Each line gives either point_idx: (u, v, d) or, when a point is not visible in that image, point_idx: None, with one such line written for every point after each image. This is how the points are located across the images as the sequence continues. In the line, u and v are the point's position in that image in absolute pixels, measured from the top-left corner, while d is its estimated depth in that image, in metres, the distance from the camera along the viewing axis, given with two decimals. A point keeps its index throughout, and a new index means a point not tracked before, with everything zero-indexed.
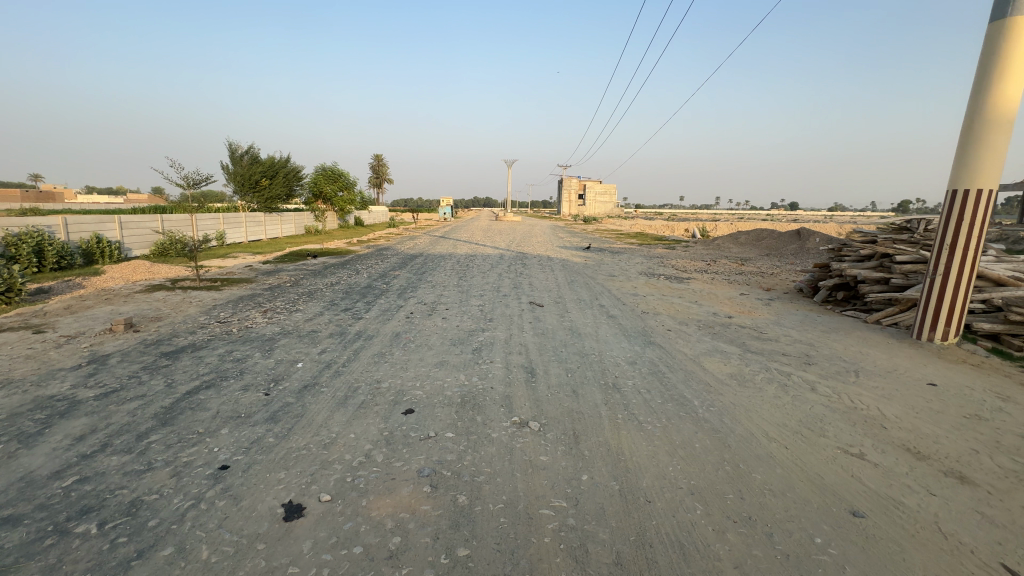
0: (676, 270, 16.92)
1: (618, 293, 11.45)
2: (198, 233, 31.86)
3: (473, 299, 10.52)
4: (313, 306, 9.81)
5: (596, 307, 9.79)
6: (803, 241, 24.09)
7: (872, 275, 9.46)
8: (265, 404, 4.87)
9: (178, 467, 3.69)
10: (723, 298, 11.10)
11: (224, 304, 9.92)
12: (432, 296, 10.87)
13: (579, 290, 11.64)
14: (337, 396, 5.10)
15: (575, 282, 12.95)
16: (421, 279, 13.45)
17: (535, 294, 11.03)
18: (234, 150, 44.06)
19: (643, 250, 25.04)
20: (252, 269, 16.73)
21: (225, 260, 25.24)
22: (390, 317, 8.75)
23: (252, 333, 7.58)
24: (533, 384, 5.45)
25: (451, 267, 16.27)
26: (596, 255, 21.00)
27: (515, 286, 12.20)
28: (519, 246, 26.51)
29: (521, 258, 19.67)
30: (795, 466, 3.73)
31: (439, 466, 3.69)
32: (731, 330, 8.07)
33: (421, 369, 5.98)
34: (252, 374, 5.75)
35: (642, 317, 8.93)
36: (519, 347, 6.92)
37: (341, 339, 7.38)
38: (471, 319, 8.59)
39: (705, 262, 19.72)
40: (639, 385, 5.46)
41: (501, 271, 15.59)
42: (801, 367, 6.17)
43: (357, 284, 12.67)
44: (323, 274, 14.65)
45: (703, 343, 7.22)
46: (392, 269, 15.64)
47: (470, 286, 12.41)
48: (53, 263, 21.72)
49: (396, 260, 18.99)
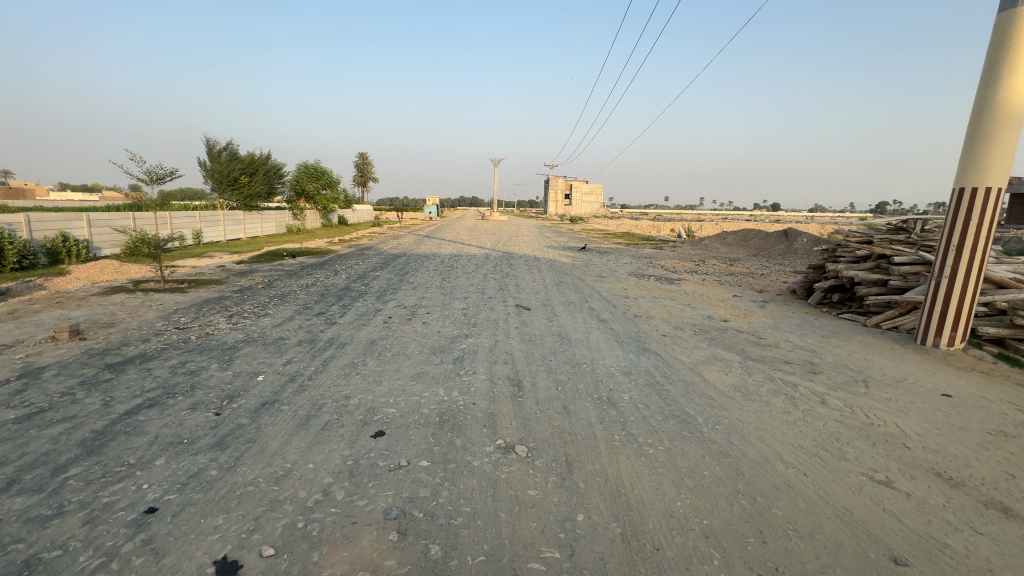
0: (666, 270, 16.56)
1: (609, 295, 11.01)
2: (172, 232, 30.68)
3: (457, 302, 9.95)
4: (284, 310, 9.14)
5: (586, 310, 9.30)
6: (790, 241, 23.98)
7: (869, 276, 9.14)
8: (214, 428, 4.25)
9: (94, 511, 3.07)
10: (717, 300, 10.71)
11: (188, 308, 9.21)
12: (412, 298, 10.27)
13: (568, 292, 11.15)
14: (298, 416, 4.50)
15: (564, 283, 12.47)
16: (403, 280, 12.84)
17: (522, 296, 10.49)
18: (213, 146, 42.72)
19: (631, 250, 24.74)
20: (224, 270, 15.92)
21: (200, 260, 24.24)
22: (366, 322, 8.14)
23: (212, 342, 6.91)
24: (519, 399, 4.92)
25: (435, 268, 15.68)
26: (585, 256, 20.60)
27: (502, 288, 11.67)
28: (506, 246, 26.00)
29: (507, 258, 19.15)
30: (818, 499, 3.27)
31: (409, 505, 3.14)
32: (729, 335, 7.63)
33: (396, 382, 5.40)
34: (204, 390, 5.12)
35: (635, 321, 8.46)
36: (504, 355, 6.39)
37: (310, 347, 6.77)
38: (453, 324, 8.02)
39: (695, 262, 19.43)
40: (635, 399, 4.97)
41: (487, 272, 15.05)
42: (807, 377, 5.75)
43: (334, 286, 12.03)
44: (300, 275, 13.94)
45: (700, 350, 6.77)
46: (373, 270, 14.98)
47: (454, 288, 11.85)
48: (14, 262, 20.58)
49: (378, 260, 18.29)
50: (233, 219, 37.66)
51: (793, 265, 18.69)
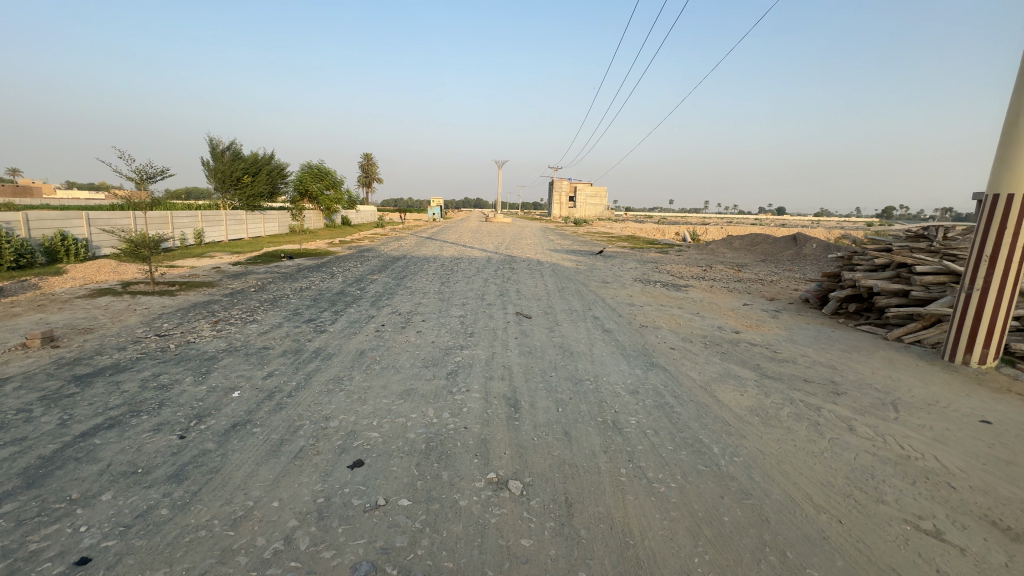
0: (673, 276, 16.07)
1: (613, 302, 10.56)
2: (173, 232, 30.42)
3: (454, 309, 9.50)
4: (272, 316, 8.72)
5: (589, 319, 8.84)
6: (799, 247, 23.41)
7: (889, 286, 8.66)
8: (175, 455, 3.83)
9: (17, 562, 2.65)
10: (727, 309, 10.22)
11: (173, 313, 8.80)
12: (408, 304, 9.83)
13: (570, 299, 10.70)
14: (270, 441, 4.07)
15: (566, 290, 12.03)
16: (400, 284, 12.43)
17: (522, 303, 10.04)
18: (216, 146, 42.52)
19: (636, 254, 24.28)
20: (219, 272, 15.56)
21: (199, 260, 23.93)
22: (357, 331, 7.71)
23: (191, 351, 6.50)
24: (515, 422, 4.47)
25: (434, 271, 15.28)
26: (589, 260, 20.17)
27: (502, 294, 11.23)
28: (508, 249, 25.59)
29: (509, 261, 18.74)
30: (859, 557, 2.81)
31: (383, 558, 2.70)
32: (742, 349, 7.16)
33: (381, 400, 4.96)
34: (173, 408, 4.70)
35: (641, 332, 8.00)
36: (501, 370, 5.95)
37: (295, 358, 6.35)
38: (449, 333, 7.59)
39: (702, 268, 18.92)
40: (644, 424, 4.52)
41: (488, 276, 14.62)
42: (830, 399, 5.28)
43: (329, 290, 11.63)
44: (295, 278, 13.54)
45: (712, 366, 6.30)
46: (370, 273, 14.59)
47: (452, 293, 11.42)
48: (10, 261, 20.28)
49: (377, 263, 17.87)
50: (235, 219, 37.40)
51: (803, 272, 18.15)
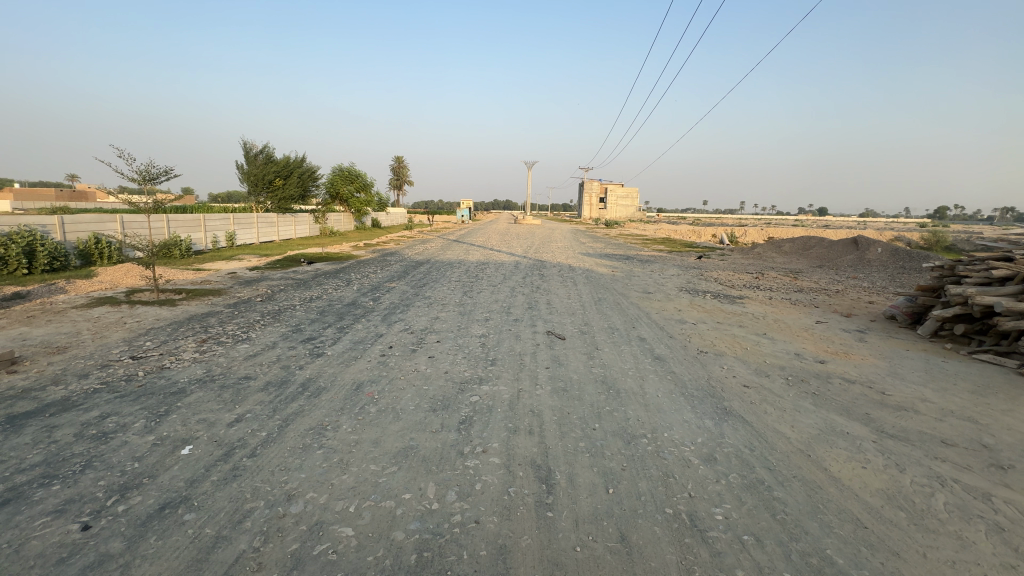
0: (722, 284, 14.36)
1: (660, 318, 9.07)
2: (206, 235, 30.53)
3: (476, 326, 8.22)
4: (269, 333, 7.66)
5: (634, 342, 7.40)
6: (862, 251, 21.08)
7: (1019, 305, 6.86)
8: (60, 564, 2.66)
9: None
10: (799, 329, 8.56)
11: (162, 329, 7.88)
12: (422, 320, 8.62)
13: (611, 315, 9.22)
14: (199, 541, 2.87)
15: (605, 302, 10.58)
16: (419, 294, 11.30)
17: (555, 320, 8.66)
18: (250, 150, 42.88)
19: (676, 259, 22.52)
20: (233, 277, 14.78)
21: (225, 263, 23.59)
22: (359, 355, 6.53)
23: (160, 382, 5.45)
24: (549, 515, 3.13)
25: (458, 278, 14.11)
26: (626, 265, 18.61)
27: (531, 307, 9.89)
28: (538, 253, 24.21)
29: (539, 266, 17.40)
30: None
31: None
32: (838, 390, 5.58)
33: (367, 467, 3.71)
34: (97, 472, 3.58)
35: (701, 362, 6.50)
36: (528, 418, 4.61)
37: (277, 393, 5.20)
38: (466, 361, 6.30)
39: (754, 275, 17.02)
40: (736, 523, 3.09)
41: (515, 284, 13.34)
42: (997, 479, 3.70)
43: (341, 300, 10.60)
44: (307, 286, 12.59)
45: (807, 418, 4.77)
46: (389, 280, 13.54)
47: (475, 305, 10.18)
48: (44, 264, 20.26)
49: (398, 268, 16.81)
50: (266, 221, 37.47)
51: (872, 282, 16.03)
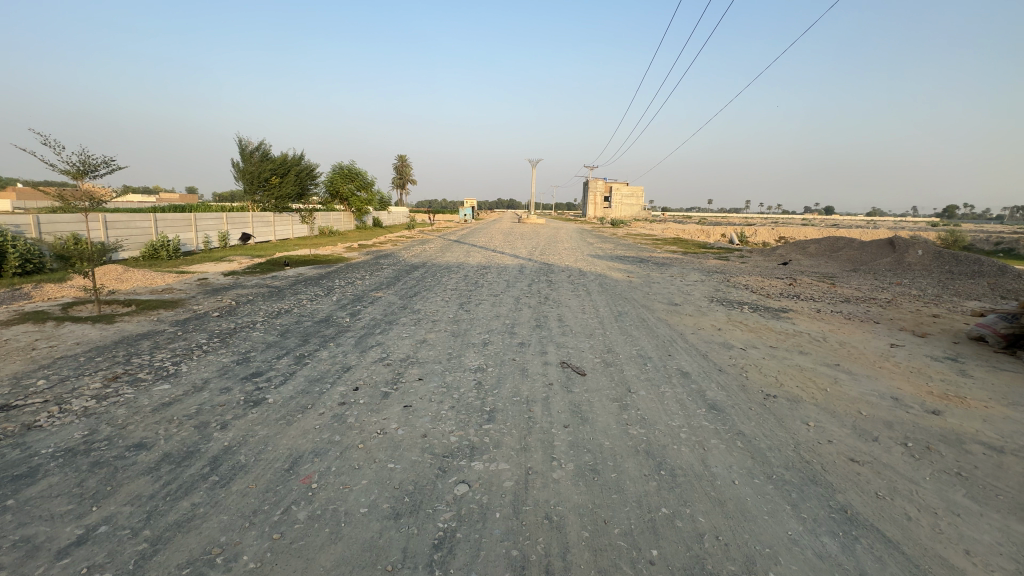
0: (756, 293, 12.63)
1: (700, 343, 7.35)
2: (196, 235, 28.93)
3: (470, 356, 6.48)
4: (205, 366, 5.96)
5: (676, 381, 5.67)
6: (900, 254, 19.19)
7: None
8: None
9: None
10: (877, 359, 6.80)
11: (74, 359, 6.21)
12: (405, 346, 6.91)
13: (638, 338, 7.48)
14: None
15: (628, 318, 8.86)
16: (408, 307, 9.64)
17: (570, 346, 6.92)
18: (245, 146, 41.11)
19: (695, 261, 20.79)
20: (201, 285, 12.99)
21: (210, 267, 21.93)
22: (310, 404, 4.82)
23: (10, 457, 3.76)
24: None
25: (456, 285, 12.45)
26: (642, 269, 16.90)
27: (541, 326, 8.19)
28: (544, 254, 22.53)
29: (546, 271, 15.74)
30: None
31: None
32: (989, 467, 3.85)
33: None
34: None
35: (774, 415, 4.76)
36: (544, 539, 2.90)
37: (171, 478, 3.50)
38: (452, 415, 4.58)
39: (786, 281, 15.25)
40: None
41: (521, 292, 11.68)
42: None
43: (315, 315, 8.94)
44: (281, 296, 10.94)
45: (977, 531, 3.05)
46: (377, 288, 11.89)
47: (473, 322, 8.49)
48: (14, 266, 18.60)
49: (388, 273, 15.09)
50: (260, 220, 35.85)
51: (922, 290, 14.24)
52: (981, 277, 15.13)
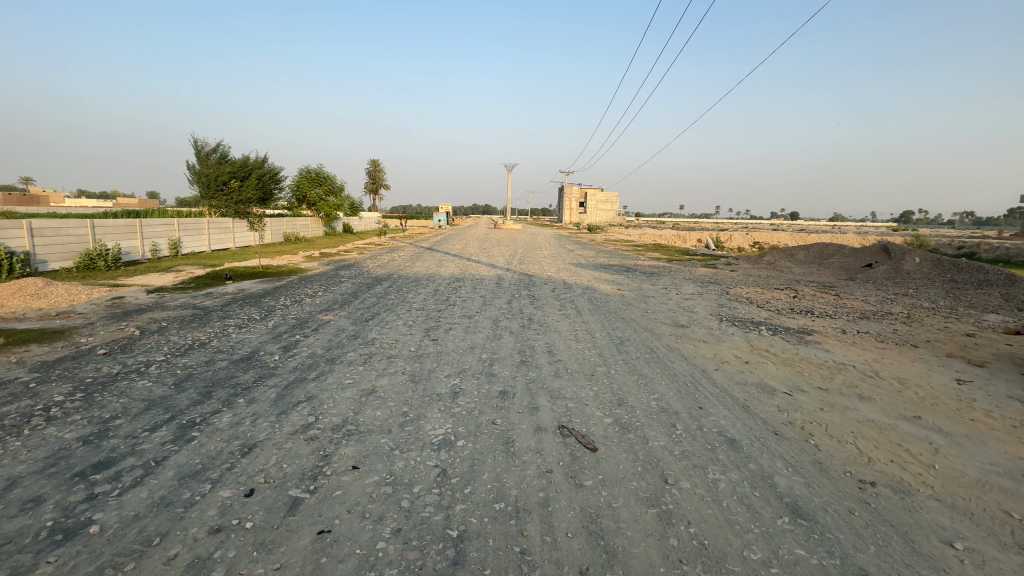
0: (766, 309, 11.20)
1: (733, 386, 5.70)
2: (143, 243, 26.04)
3: (433, 417, 4.67)
4: (28, 450, 3.94)
5: (726, 457, 3.97)
6: (896, 262, 18.27)
7: None
8: None
9: None
10: (959, 405, 5.31)
11: None
12: (343, 402, 5.04)
13: (652, 381, 5.78)
14: None
15: (632, 349, 7.18)
16: (361, 337, 7.73)
17: (568, 397, 5.18)
18: (202, 147, 37.97)
19: (685, 271, 19.43)
20: (114, 307, 10.66)
21: (147, 280, 19.31)
22: (159, 536, 2.91)
23: None
24: None
25: (424, 304, 10.60)
26: (633, 280, 15.42)
27: (527, 362, 6.45)
28: (523, 263, 20.79)
29: (528, 284, 14.04)
30: None
31: None
32: None
33: None
34: None
35: (892, 528, 3.12)
36: None
37: None
38: (394, 554, 2.77)
39: (789, 293, 13.95)
40: None
41: (501, 312, 9.92)
42: None
43: (238, 351, 6.95)
44: (206, 321, 8.85)
45: None
46: (328, 310, 9.93)
47: (440, 357, 6.64)
48: None
49: (346, 288, 13.07)
50: (218, 227, 33.07)
51: (934, 301, 13.14)
52: (989, 287, 14.19)
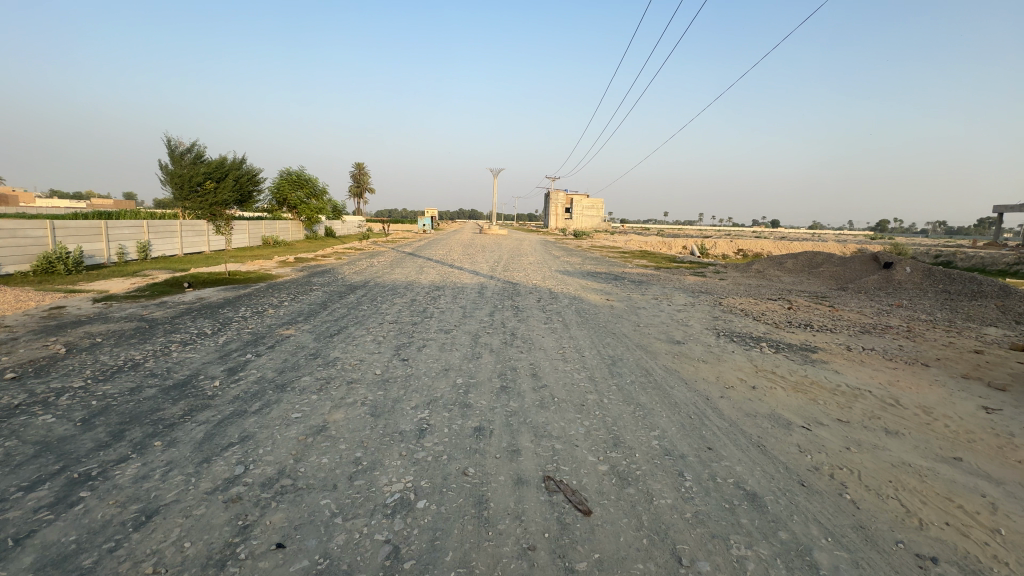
0: (762, 322, 10.59)
1: (744, 420, 4.96)
2: (109, 245, 24.58)
3: (391, 466, 3.82)
4: None
5: (751, 523, 3.20)
6: (887, 271, 17.93)
7: None
8: None
9: None
10: (998, 443, 4.66)
11: None
12: (283, 445, 4.15)
13: (651, 414, 5.01)
14: None
15: (627, 372, 6.40)
16: (322, 356, 6.83)
17: (555, 437, 4.38)
18: (175, 147, 36.24)
19: (675, 279, 18.84)
20: (54, 318, 9.54)
21: (108, 285, 17.99)
22: None
23: None
24: None
25: (399, 317, 9.71)
26: (622, 290, 14.72)
27: (507, 389, 5.63)
28: (507, 270, 19.99)
29: (512, 293, 13.24)
30: None
31: None
32: None
33: None
34: None
35: None
36: None
37: None
38: None
39: (784, 304, 13.39)
40: None
41: (481, 325, 9.09)
42: None
43: (175, 374, 5.98)
44: (148, 337, 7.82)
45: None
46: (291, 323, 8.98)
47: (408, 383, 5.77)
48: None
49: (316, 297, 12.10)
50: (191, 230, 31.61)
51: (932, 314, 12.68)
52: (984, 298, 13.83)
